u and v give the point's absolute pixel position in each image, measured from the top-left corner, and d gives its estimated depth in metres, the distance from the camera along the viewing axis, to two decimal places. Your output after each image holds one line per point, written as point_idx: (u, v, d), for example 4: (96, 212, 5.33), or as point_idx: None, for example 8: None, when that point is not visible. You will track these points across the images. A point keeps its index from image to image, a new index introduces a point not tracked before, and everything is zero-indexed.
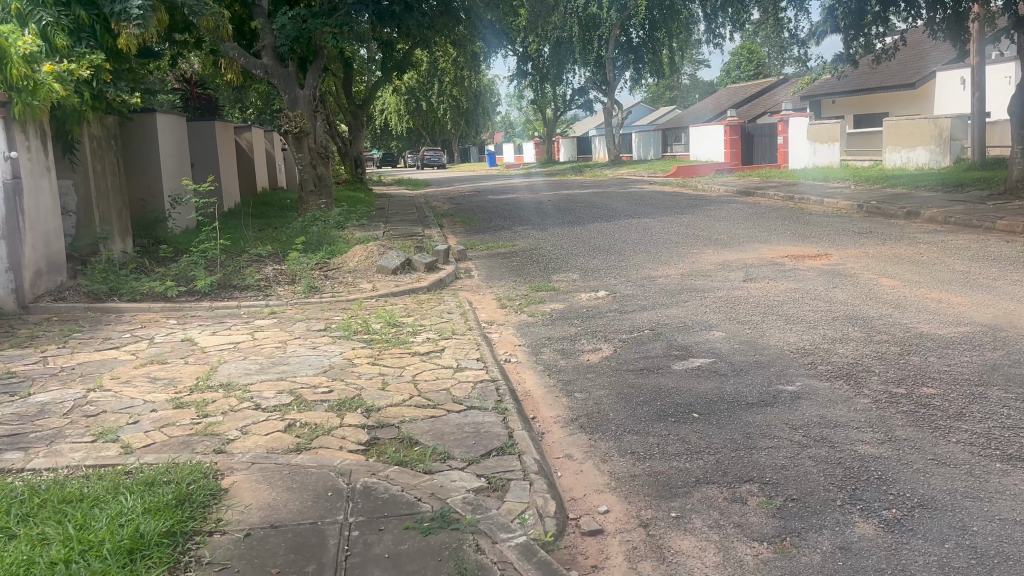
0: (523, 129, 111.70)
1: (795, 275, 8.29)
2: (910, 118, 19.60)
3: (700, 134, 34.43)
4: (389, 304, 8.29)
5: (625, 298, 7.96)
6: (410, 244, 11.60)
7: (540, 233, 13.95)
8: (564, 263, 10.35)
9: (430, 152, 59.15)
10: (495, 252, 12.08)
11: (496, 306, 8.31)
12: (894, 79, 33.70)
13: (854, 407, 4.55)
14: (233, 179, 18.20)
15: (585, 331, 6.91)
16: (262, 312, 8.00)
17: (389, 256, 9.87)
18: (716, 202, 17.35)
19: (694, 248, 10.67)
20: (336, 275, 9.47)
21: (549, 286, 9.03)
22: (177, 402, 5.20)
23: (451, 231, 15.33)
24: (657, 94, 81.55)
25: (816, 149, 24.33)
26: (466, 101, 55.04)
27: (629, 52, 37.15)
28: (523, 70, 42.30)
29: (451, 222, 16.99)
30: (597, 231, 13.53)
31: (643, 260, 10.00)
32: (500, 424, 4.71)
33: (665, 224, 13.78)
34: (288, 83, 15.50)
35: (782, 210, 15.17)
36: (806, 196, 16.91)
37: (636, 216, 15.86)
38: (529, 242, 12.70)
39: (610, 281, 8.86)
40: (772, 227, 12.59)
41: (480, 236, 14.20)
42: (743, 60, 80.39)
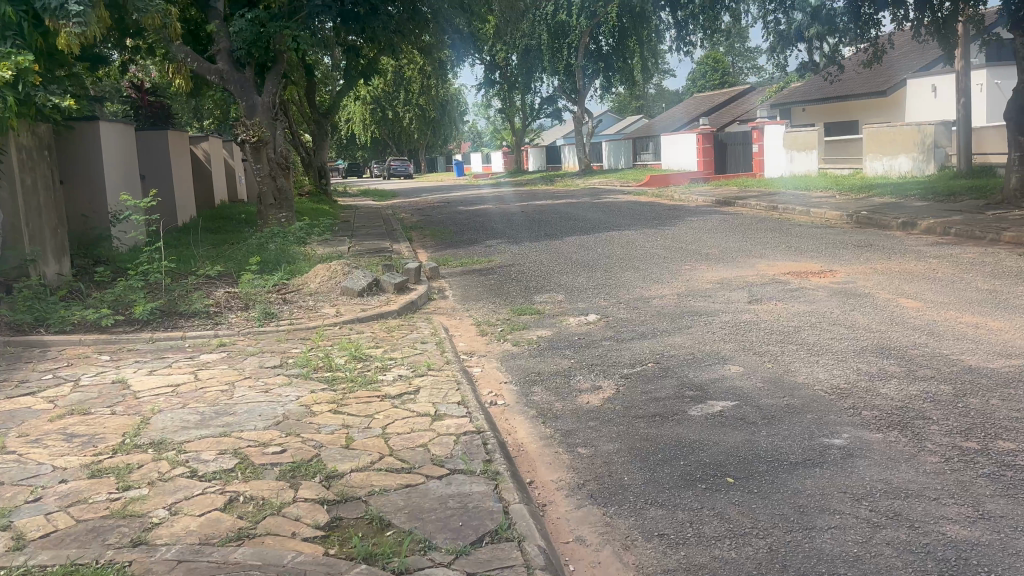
0: (489, 138, 111.13)
1: (805, 296, 7.55)
2: (891, 125, 19.18)
3: (672, 143, 33.88)
4: (354, 332, 7.36)
5: (620, 323, 7.13)
6: (377, 261, 10.68)
7: (516, 247, 13.12)
8: (546, 282, 9.51)
9: (397, 162, 58.19)
10: (470, 268, 11.23)
11: (475, 333, 7.44)
12: (865, 87, 33.43)
13: (924, 469, 3.76)
14: (187, 191, 17.15)
15: (580, 364, 6.06)
16: (209, 345, 7.01)
17: (355, 276, 8.94)
18: (698, 213, 16.67)
19: (686, 264, 9.90)
20: (295, 300, 8.52)
21: (533, 308, 8.19)
22: (94, 469, 4.22)
23: (421, 245, 14.44)
24: (625, 103, 81.39)
25: (792, 157, 23.94)
26: (432, 111, 54.12)
27: (599, 60, 36.43)
28: (490, 79, 41.64)
29: (422, 235, 16.11)
30: (578, 245, 12.72)
31: (634, 278, 9.22)
32: (492, 495, 3.82)
33: (649, 237, 13.04)
34: (245, 90, 14.50)
35: (769, 220, 14.52)
36: (791, 205, 16.30)
37: (615, 228, 15.09)
38: (506, 258, 11.87)
39: (601, 302, 8.04)
40: (763, 240, 11.88)
41: (452, 251, 13.32)
42: (708, 68, 80.47)
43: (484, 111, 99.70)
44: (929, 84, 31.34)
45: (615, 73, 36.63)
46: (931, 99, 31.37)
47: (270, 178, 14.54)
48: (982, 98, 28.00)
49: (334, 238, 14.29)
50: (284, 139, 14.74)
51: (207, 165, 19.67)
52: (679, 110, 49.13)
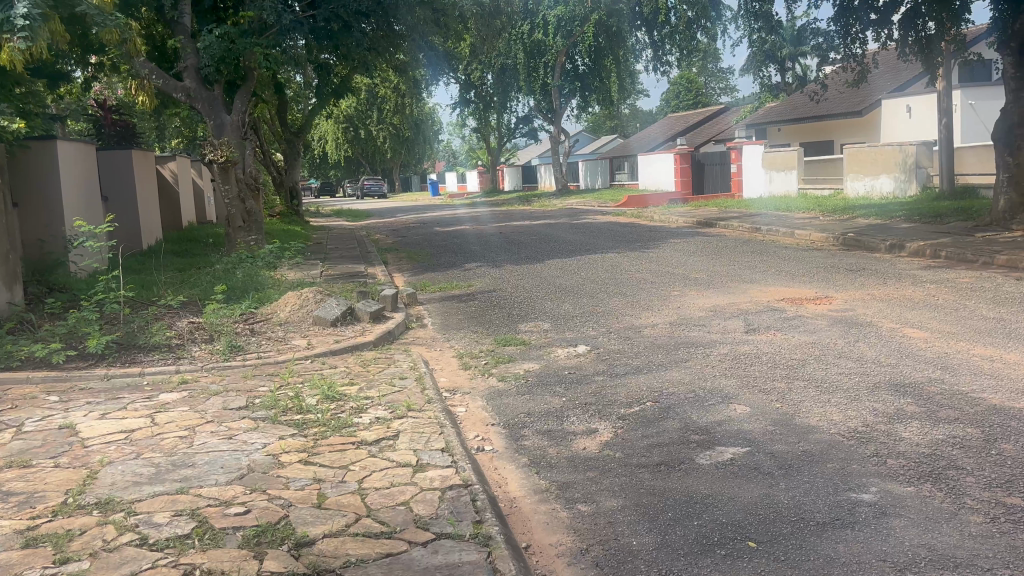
0: (464, 157, 110.96)
1: (803, 326, 7.19)
2: (872, 145, 19.07)
3: (648, 164, 33.73)
4: (327, 366, 6.87)
5: (612, 355, 6.72)
6: (352, 287, 10.21)
7: (495, 271, 12.71)
8: (530, 309, 9.09)
9: (371, 181, 57.70)
10: (449, 294, 10.78)
11: (457, 366, 6.99)
12: (840, 108, 33.52)
13: (970, 532, 3.35)
14: (153, 213, 16.56)
15: (573, 403, 5.63)
16: (169, 382, 6.49)
17: (328, 304, 8.46)
18: (679, 234, 16.38)
19: (675, 289, 9.53)
20: (264, 331, 8.02)
21: (517, 338, 7.76)
22: (27, 536, 3.69)
23: (397, 269, 13.99)
24: (599, 123, 81.59)
25: (771, 177, 23.83)
26: (407, 130, 53.73)
27: (575, 80, 36.27)
28: (465, 98, 41.44)
29: (398, 258, 15.65)
30: (560, 268, 12.34)
31: (621, 304, 8.82)
32: (485, 565, 3.35)
33: (632, 259, 12.69)
34: (214, 107, 13.99)
35: (753, 242, 14.24)
36: (774, 226, 16.06)
37: (596, 249, 14.73)
38: (486, 282, 11.44)
39: (589, 332, 7.62)
40: (750, 263, 11.57)
41: (430, 275, 12.87)
42: (681, 88, 81.01)
43: (459, 131, 99.57)
44: (904, 105, 31.43)
45: (591, 94, 36.46)
46: (906, 120, 31.45)
47: (239, 200, 14.00)
48: (966, 118, 27.97)
49: (307, 262, 13.79)
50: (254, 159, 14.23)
51: (175, 187, 19.09)
52: (654, 129, 49.16)
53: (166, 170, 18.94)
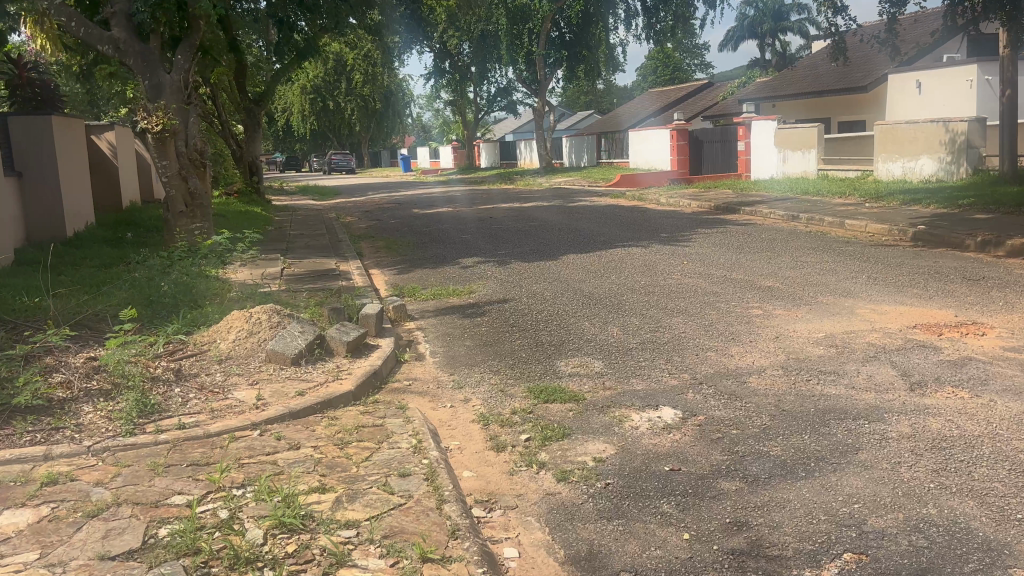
0: (436, 131, 108.04)
1: (992, 378, 4.92)
2: (910, 123, 16.93)
3: (640, 140, 31.34)
4: (281, 449, 4.41)
5: (725, 436, 4.38)
6: (321, 296, 7.75)
7: (499, 268, 10.32)
8: (566, 334, 6.72)
9: (338, 155, 54.86)
10: (449, 306, 8.39)
11: (481, 442, 4.59)
12: (842, 82, 31.65)
13: None
14: (82, 192, 13.85)
15: (709, 546, 3.28)
16: (28, 483, 3.97)
17: (287, 333, 5.99)
18: (705, 222, 14.12)
19: (751, 305, 7.25)
20: (196, 378, 5.50)
21: (559, 387, 5.40)
22: None
23: (376, 264, 11.54)
24: (574, 96, 79.30)
25: (785, 158, 21.65)
26: (377, 102, 50.73)
27: (563, 48, 33.65)
28: (441, 68, 38.79)
29: (376, 249, 13.18)
30: (581, 266, 9.98)
31: (692, 330, 6.48)
32: None
33: (667, 254, 10.39)
34: (149, 64, 11.11)
35: (799, 234, 12.03)
36: (815, 214, 13.83)
37: (613, 239, 12.39)
38: (490, 287, 9.05)
39: (670, 382, 5.29)
40: (820, 263, 9.30)
41: (419, 274, 10.45)
42: (659, 64, 78.56)
43: (430, 104, 96.68)
44: (914, 79, 29.08)
45: (579, 64, 33.85)
46: (915, 96, 29.17)
47: (180, 178, 11.11)
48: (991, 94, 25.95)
49: (265, 255, 11.32)
50: (198, 129, 11.44)
51: (115, 161, 16.30)
52: (637, 102, 46.80)
53: (102, 140, 16.14)
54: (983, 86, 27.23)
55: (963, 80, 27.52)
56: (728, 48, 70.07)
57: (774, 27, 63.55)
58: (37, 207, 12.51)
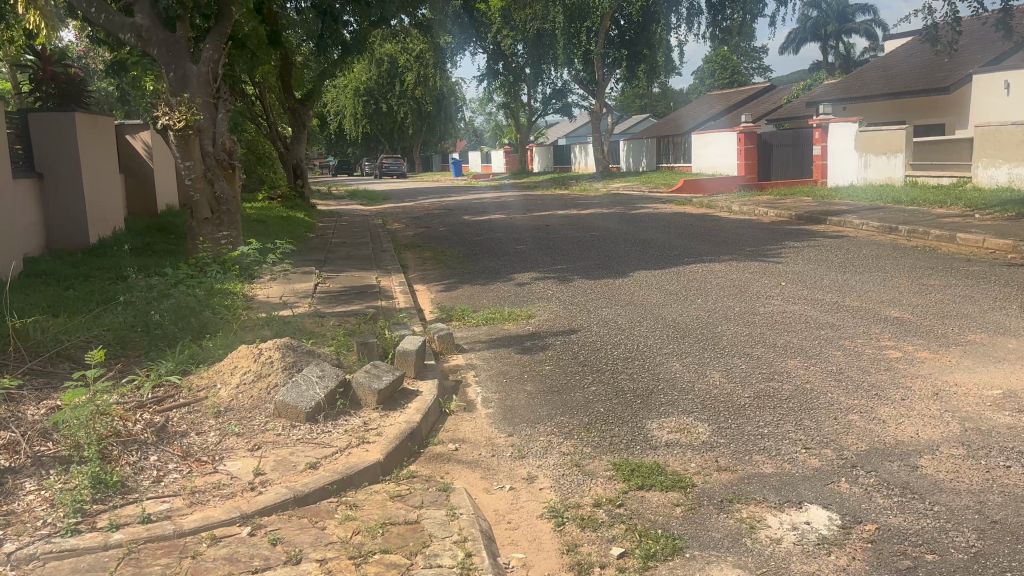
0: (489, 135, 107.15)
1: None
2: (1015, 124, 15.14)
3: (704, 143, 29.68)
4: (275, 564, 3.12)
5: (917, 567, 2.95)
6: (354, 323, 6.51)
7: (561, 286, 9.00)
8: (655, 380, 5.35)
9: (390, 159, 54.13)
10: (506, 334, 7.10)
11: (555, 558, 3.25)
12: (921, 83, 29.61)
13: None
14: (110, 196, 12.88)
15: None
16: None
17: (303, 380, 4.72)
18: (790, 234, 12.60)
19: (883, 344, 5.79)
20: (183, 443, 4.24)
21: (653, 463, 4.05)
22: None
23: (422, 280, 10.32)
24: (629, 100, 77.61)
25: (866, 162, 19.92)
26: (430, 105, 49.87)
27: (622, 48, 32.11)
28: (494, 70, 37.59)
29: (422, 261, 11.95)
30: (658, 285, 8.60)
31: (818, 382, 5.07)
32: None
33: (757, 272, 8.95)
34: (175, 54, 10.00)
35: (905, 249, 10.48)
36: (915, 225, 12.26)
37: (689, 252, 10.98)
38: (553, 311, 7.73)
39: (808, 462, 3.91)
40: (947, 286, 7.77)
41: (470, 291, 9.20)
42: (717, 67, 76.43)
43: (483, 108, 95.88)
44: (1002, 80, 26.91)
45: (639, 64, 32.29)
46: (1004, 98, 26.98)
47: (206, 181, 9.96)
48: None
49: (300, 268, 10.16)
50: (228, 128, 10.31)
51: (150, 163, 15.41)
52: (697, 104, 45.09)
53: (137, 140, 15.26)
54: None
55: None
56: (789, 50, 67.72)
57: (838, 29, 61.15)
58: (59, 211, 11.53)
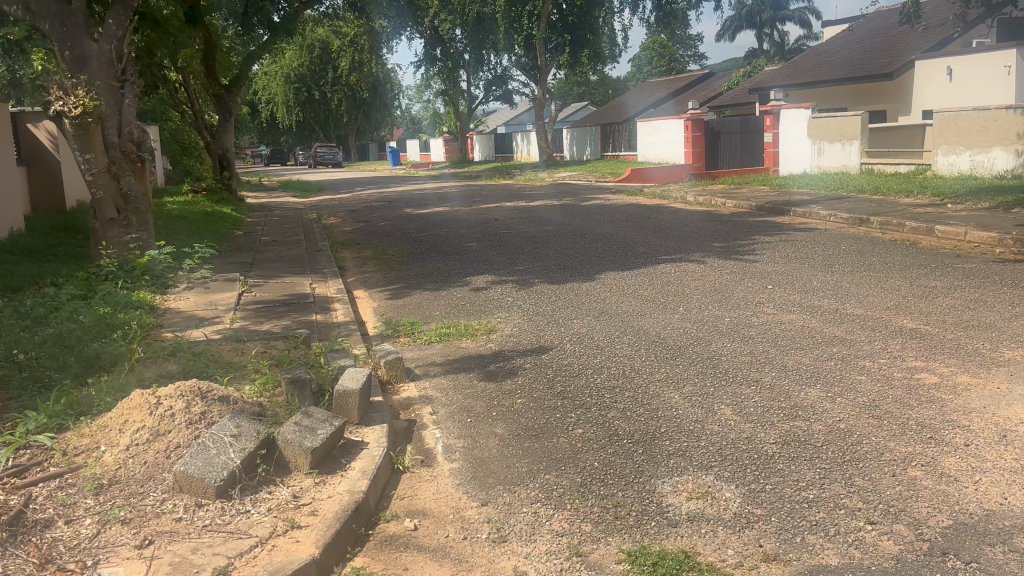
0: (425, 123, 105.30)
1: None
2: (976, 109, 14.68)
3: (649, 131, 29.03)
4: None
5: None
6: (282, 349, 5.40)
7: (521, 293, 8.01)
8: (652, 419, 4.40)
9: (324, 148, 52.27)
10: (463, 355, 6.08)
11: None
12: (864, 69, 29.40)
13: None
14: (5, 193, 11.38)
15: None
16: None
17: (214, 441, 3.61)
18: (756, 227, 11.86)
19: (912, 366, 4.94)
20: (44, 545, 3.08)
21: (676, 551, 3.10)
22: None
23: (362, 285, 9.22)
24: (567, 88, 76.89)
25: (820, 150, 19.41)
26: (365, 92, 48.27)
27: (564, 32, 31.02)
28: (431, 55, 36.36)
29: (362, 262, 10.83)
30: (629, 291, 7.68)
31: (852, 421, 4.17)
32: None
33: (736, 273, 8.10)
34: (70, 30, 8.59)
35: (884, 243, 9.78)
36: (886, 216, 11.63)
37: (654, 249, 10.12)
38: (516, 324, 6.74)
39: (878, 547, 3.00)
40: (950, 287, 7.01)
41: (418, 300, 8.14)
42: (655, 54, 76.35)
43: (420, 95, 94.21)
44: (944, 66, 26.82)
45: (582, 49, 31.39)
46: (946, 84, 26.94)
47: (110, 176, 8.59)
48: (1010, 82, 25.06)
49: (222, 274, 8.94)
50: (137, 114, 8.96)
51: (55, 155, 13.87)
52: (639, 91, 44.53)
53: (40, 130, 13.72)
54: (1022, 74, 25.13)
55: (999, 66, 25.36)
56: (725, 38, 67.88)
57: (773, 16, 61.46)
58: None
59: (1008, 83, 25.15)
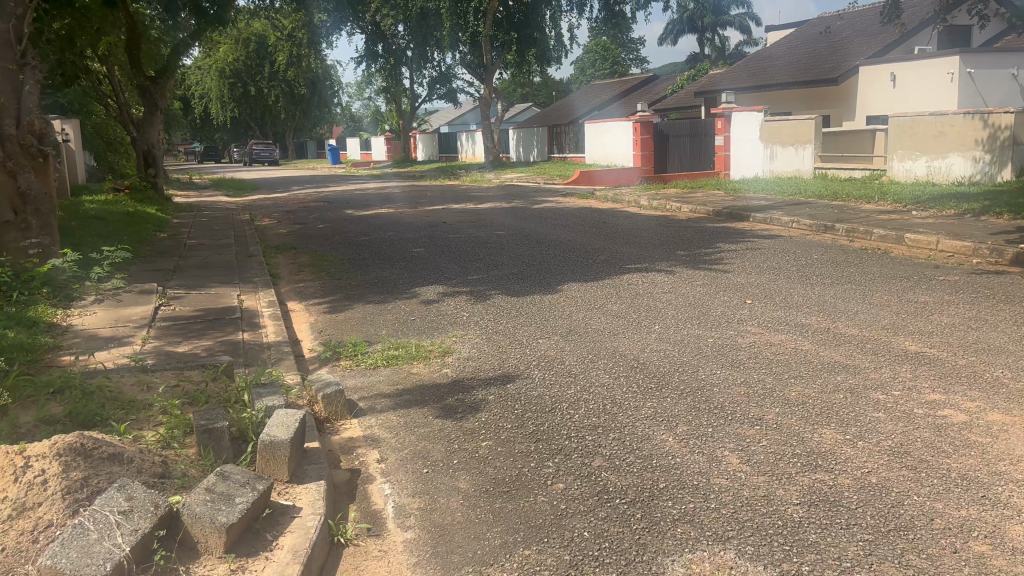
0: (366, 122, 103.59)
1: None
2: (934, 114, 14.42)
3: (597, 133, 28.55)
4: None
5: None
6: (197, 383, 4.53)
7: (477, 307, 7.24)
8: (647, 470, 3.68)
9: (260, 146, 50.58)
10: (414, 383, 5.29)
11: None
12: (809, 74, 29.36)
13: None
14: None
15: None
16: None
17: (96, 523, 2.75)
18: (718, 233, 11.31)
19: (937, 400, 4.32)
20: None
21: None
22: None
23: (298, 297, 8.34)
24: (510, 88, 76.31)
25: (773, 154, 19.09)
26: (304, 88, 46.86)
27: (510, 30, 30.11)
28: (373, 52, 35.29)
29: (298, 269, 9.92)
30: (597, 305, 6.99)
31: (884, 473, 3.51)
32: None
33: (708, 285, 7.48)
34: None
35: (856, 253, 9.32)
36: (852, 223, 11.20)
37: (617, 257, 9.46)
38: (474, 345, 5.98)
39: None
40: (944, 303, 6.48)
41: (361, 314, 7.32)
42: (598, 57, 76.42)
43: (361, 93, 92.61)
44: (888, 72, 26.90)
45: (528, 47, 30.65)
46: (889, 90, 27.03)
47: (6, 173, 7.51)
48: (952, 89, 25.09)
49: (138, 285, 7.96)
50: (39, 102, 7.93)
51: None
52: (585, 92, 44.15)
53: None
54: (965, 80, 25.13)
55: (942, 72, 25.38)
56: (667, 41, 68.11)
57: (715, 21, 61.90)
58: None
59: (950, 90, 25.17)
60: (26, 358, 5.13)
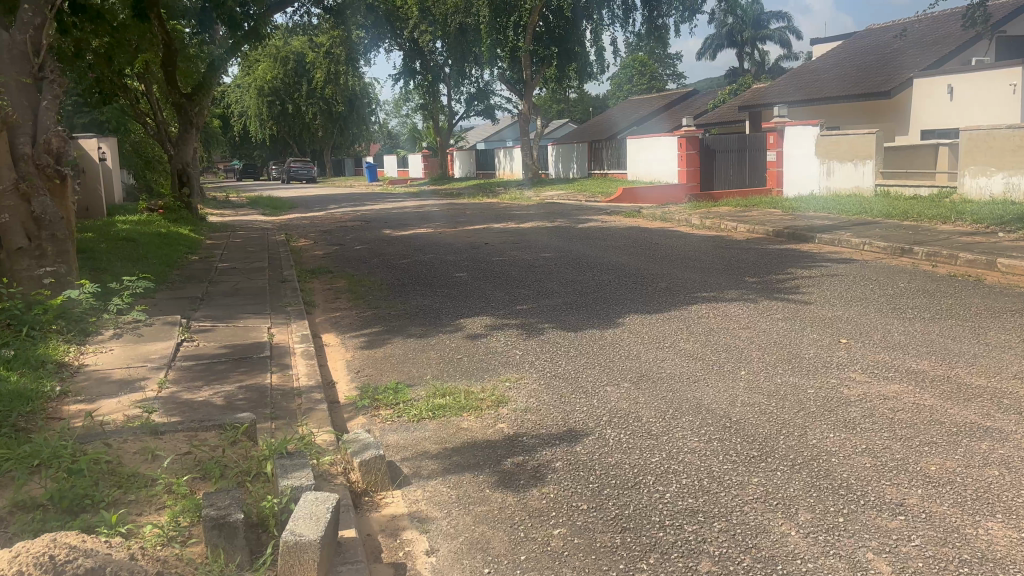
0: (402, 139, 103.73)
1: None
2: (1010, 128, 13.40)
3: (640, 148, 27.72)
4: None
5: None
6: (212, 449, 3.80)
7: (530, 344, 6.47)
8: None
9: (298, 163, 50.46)
10: (466, 442, 4.52)
11: None
12: (860, 87, 28.23)
13: None
14: None
15: None
16: None
17: None
18: (784, 256, 10.45)
19: None
20: None
21: None
22: None
23: (332, 328, 7.64)
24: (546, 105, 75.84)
25: (829, 170, 18.11)
26: (341, 105, 46.69)
27: (551, 44, 29.46)
28: (411, 68, 34.88)
29: (334, 296, 9.23)
30: (666, 342, 6.20)
31: None
32: None
33: (791, 320, 6.64)
34: None
35: (943, 280, 8.43)
36: (931, 245, 10.28)
37: (679, 283, 8.65)
38: (531, 393, 5.20)
39: None
40: None
41: (401, 351, 6.59)
42: (635, 72, 75.70)
43: (398, 110, 92.79)
44: (945, 83, 25.75)
45: (569, 62, 29.99)
46: (946, 103, 25.86)
47: (19, 196, 6.91)
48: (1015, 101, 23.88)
49: (161, 316, 7.32)
50: (57, 120, 7.36)
51: None
52: (624, 107, 43.32)
53: None
54: None
55: (1004, 84, 24.16)
56: (705, 56, 67.16)
57: (755, 35, 60.91)
58: None
59: (1011, 102, 23.98)
60: (22, 411, 4.46)
